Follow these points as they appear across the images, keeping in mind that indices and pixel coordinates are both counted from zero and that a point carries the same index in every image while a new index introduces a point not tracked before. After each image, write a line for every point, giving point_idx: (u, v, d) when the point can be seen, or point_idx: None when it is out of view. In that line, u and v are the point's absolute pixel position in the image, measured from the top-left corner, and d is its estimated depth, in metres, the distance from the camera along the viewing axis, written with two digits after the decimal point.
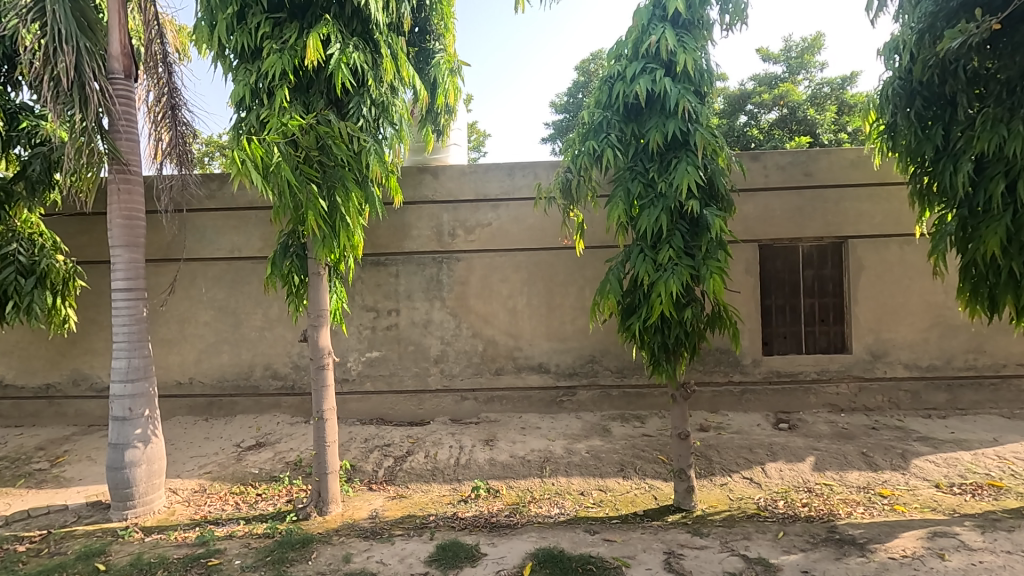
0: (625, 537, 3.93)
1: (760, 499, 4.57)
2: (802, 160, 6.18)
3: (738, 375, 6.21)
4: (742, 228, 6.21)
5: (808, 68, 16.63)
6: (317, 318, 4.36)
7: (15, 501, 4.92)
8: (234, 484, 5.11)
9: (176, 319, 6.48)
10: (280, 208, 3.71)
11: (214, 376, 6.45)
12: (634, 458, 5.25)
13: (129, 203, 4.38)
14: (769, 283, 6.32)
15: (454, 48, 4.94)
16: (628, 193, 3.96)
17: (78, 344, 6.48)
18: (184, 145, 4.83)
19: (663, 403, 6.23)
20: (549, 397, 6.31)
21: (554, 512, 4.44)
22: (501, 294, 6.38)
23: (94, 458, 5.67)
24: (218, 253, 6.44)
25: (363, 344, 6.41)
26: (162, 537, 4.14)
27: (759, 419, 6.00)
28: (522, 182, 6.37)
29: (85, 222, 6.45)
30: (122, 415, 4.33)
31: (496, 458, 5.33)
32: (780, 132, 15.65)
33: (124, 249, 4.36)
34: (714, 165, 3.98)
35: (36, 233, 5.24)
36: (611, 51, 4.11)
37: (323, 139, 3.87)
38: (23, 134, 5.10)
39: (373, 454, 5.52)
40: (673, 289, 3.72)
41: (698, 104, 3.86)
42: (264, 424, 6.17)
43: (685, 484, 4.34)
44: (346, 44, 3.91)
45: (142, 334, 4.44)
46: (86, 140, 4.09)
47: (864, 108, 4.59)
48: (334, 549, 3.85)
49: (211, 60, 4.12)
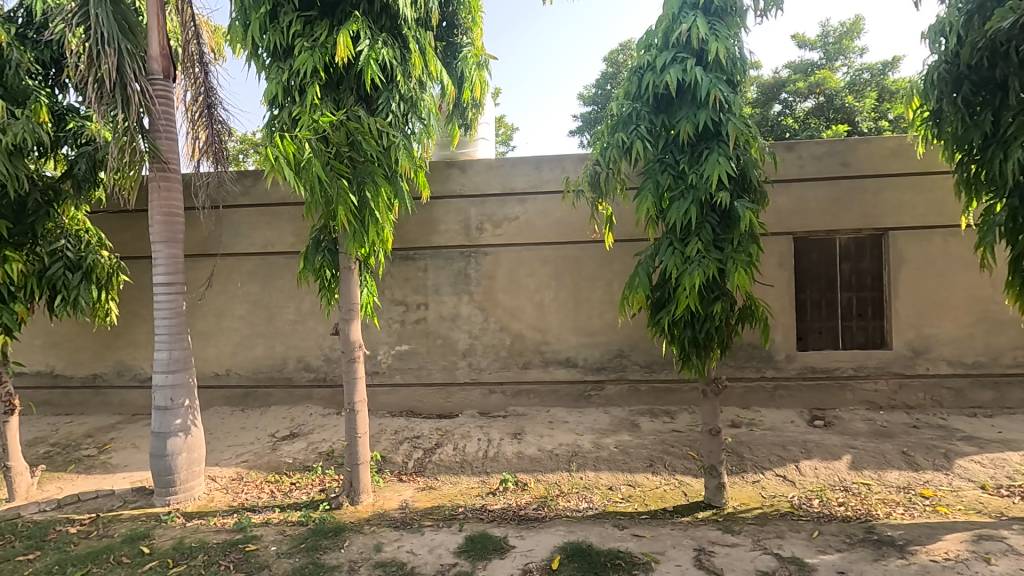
0: (654, 533, 3.90)
1: (794, 498, 4.47)
2: (838, 150, 5.97)
3: (770, 371, 6.08)
4: (775, 221, 6.06)
5: (846, 54, 16.03)
6: (348, 312, 4.43)
7: (66, 486, 5.18)
8: (270, 473, 5.26)
9: (212, 313, 6.68)
10: (312, 203, 3.78)
11: (250, 368, 6.63)
12: (663, 454, 5.20)
13: (168, 201, 4.52)
14: (803, 277, 6.16)
15: (481, 42, 4.94)
16: (657, 186, 3.91)
17: (121, 336, 6.74)
18: (219, 143, 4.98)
19: (692, 399, 6.14)
20: (577, 392, 6.29)
21: (583, 507, 4.43)
22: (528, 288, 6.37)
23: (137, 446, 5.90)
24: (252, 248, 6.60)
25: (392, 337, 6.51)
26: (202, 522, 4.29)
27: (792, 415, 5.86)
28: (550, 175, 6.33)
29: (127, 219, 6.70)
30: (164, 405, 4.49)
31: (524, 451, 5.35)
32: (817, 121, 15.10)
33: (164, 244, 4.50)
34: (746, 156, 3.89)
35: (82, 230, 5.37)
36: (640, 41, 4.04)
37: (352, 135, 3.92)
38: (70, 135, 5.13)
39: (403, 446, 5.60)
40: (699, 283, 3.65)
41: (730, 93, 3.77)
42: (297, 416, 6.32)
43: (716, 480, 4.28)
44: (375, 40, 3.95)
45: (181, 327, 4.59)
46: (128, 139, 4.24)
47: (907, 94, 4.39)
48: (365, 538, 3.92)
49: (245, 59, 4.21)
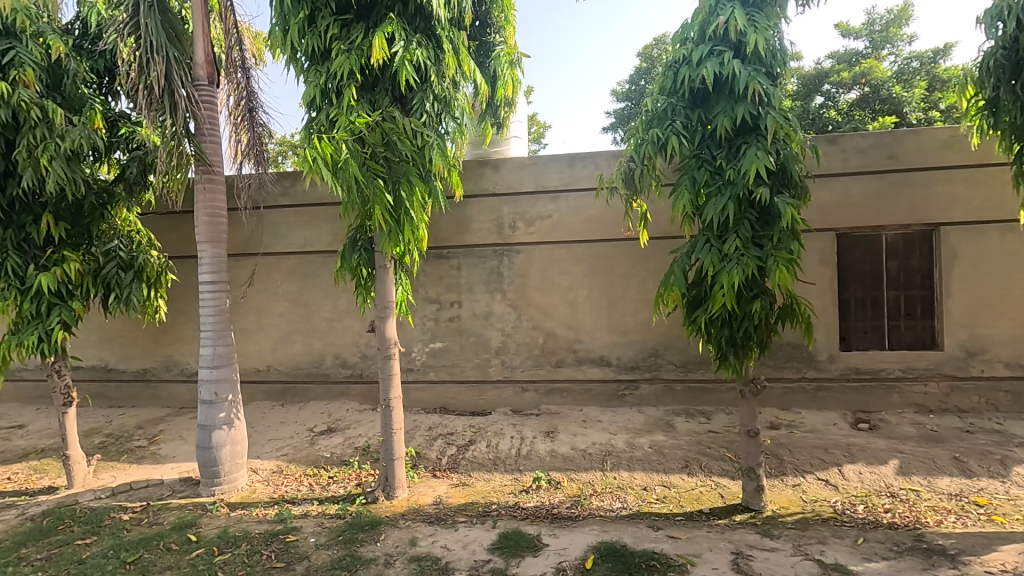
0: (690, 535, 3.84)
1: (837, 503, 4.32)
2: (885, 142, 5.73)
3: (812, 371, 5.90)
4: (817, 216, 5.87)
5: (893, 42, 15.38)
6: (384, 310, 4.51)
7: (119, 475, 5.44)
8: (309, 466, 5.41)
9: (254, 311, 6.89)
10: (348, 203, 3.85)
11: (289, 364, 6.82)
12: (699, 454, 5.11)
13: (212, 202, 4.68)
14: (847, 275, 5.95)
15: (514, 40, 4.94)
16: (694, 182, 3.85)
17: (169, 333, 7.03)
18: (261, 145, 5.14)
19: (729, 399, 6.01)
20: (610, 391, 6.24)
21: (617, 507, 4.39)
22: (561, 286, 6.35)
23: (184, 438, 6.14)
24: (291, 247, 6.79)
25: (426, 335, 6.59)
26: (245, 513, 4.44)
27: (835, 418, 5.67)
28: (583, 172, 6.28)
29: (174, 220, 6.98)
30: (209, 399, 4.66)
31: (557, 450, 5.34)
32: (862, 112, 14.53)
33: (209, 244, 4.67)
34: (787, 150, 3.77)
35: (133, 231, 5.58)
36: (676, 34, 3.97)
37: (388, 135, 3.97)
38: (122, 140, 5.38)
39: (437, 442, 5.67)
40: (737, 281, 3.57)
41: (769, 86, 3.67)
42: (335, 411, 6.47)
43: (754, 483, 4.18)
44: (409, 41, 4.00)
45: (225, 323, 4.75)
46: (175, 143, 4.41)
47: (961, 83, 4.17)
48: (400, 533, 3.99)
49: (284, 63, 4.32)
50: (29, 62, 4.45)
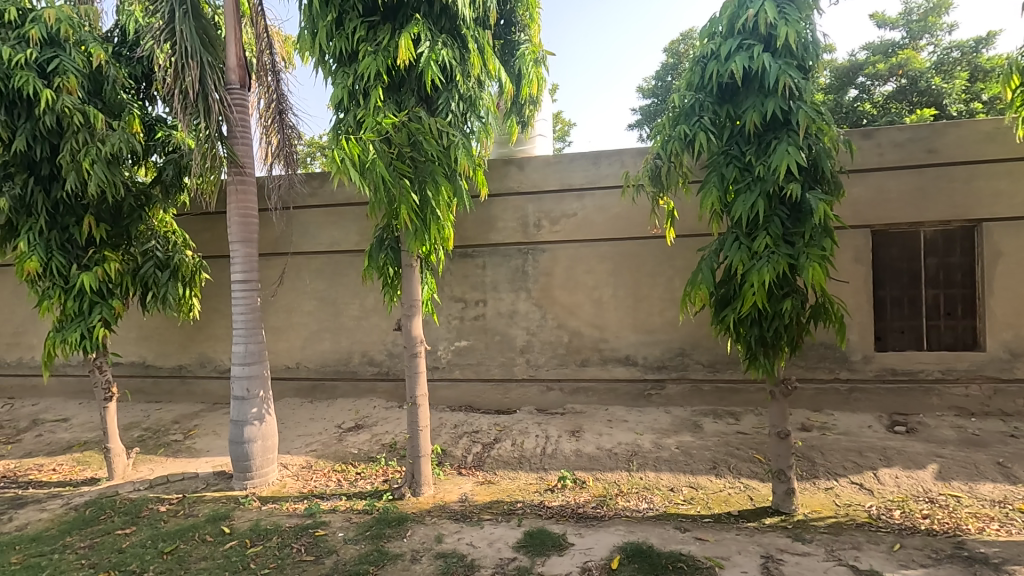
0: (718, 537, 3.78)
1: (872, 508, 4.20)
2: (924, 135, 5.54)
3: (845, 372, 5.74)
4: (850, 213, 5.71)
5: (932, 32, 14.84)
6: (410, 308, 4.55)
7: (157, 467, 5.62)
8: (337, 462, 5.50)
9: (284, 309, 7.04)
10: (375, 203, 3.89)
11: (317, 361, 6.94)
12: (727, 456, 5.02)
13: (244, 203, 4.80)
14: (882, 273, 5.77)
15: (539, 38, 4.94)
16: (722, 179, 3.78)
17: (203, 330, 7.23)
18: (290, 146, 5.27)
19: (759, 400, 5.89)
20: (636, 390, 6.19)
21: (643, 507, 4.35)
22: (586, 285, 6.32)
23: (218, 433, 6.31)
24: (319, 246, 6.91)
25: (452, 333, 6.63)
26: (275, 507, 4.54)
27: (869, 420, 5.51)
28: (608, 170, 6.23)
29: (208, 221, 7.17)
30: (241, 395, 4.78)
31: (583, 449, 5.31)
32: (898, 105, 14.07)
33: (241, 244, 4.78)
34: (819, 145, 3.68)
35: (169, 231, 5.76)
36: (703, 29, 3.90)
37: (414, 136, 4.01)
38: (159, 143, 5.55)
39: (462, 440, 5.70)
40: (767, 279, 3.49)
41: (801, 80, 3.58)
42: (362, 408, 6.57)
43: (784, 485, 4.09)
44: (435, 42, 4.03)
45: (256, 321, 4.86)
46: (209, 146, 4.53)
47: (1005, 72, 3.97)
48: (426, 529, 4.03)
49: (313, 66, 4.39)
50: (72, 69, 4.63)
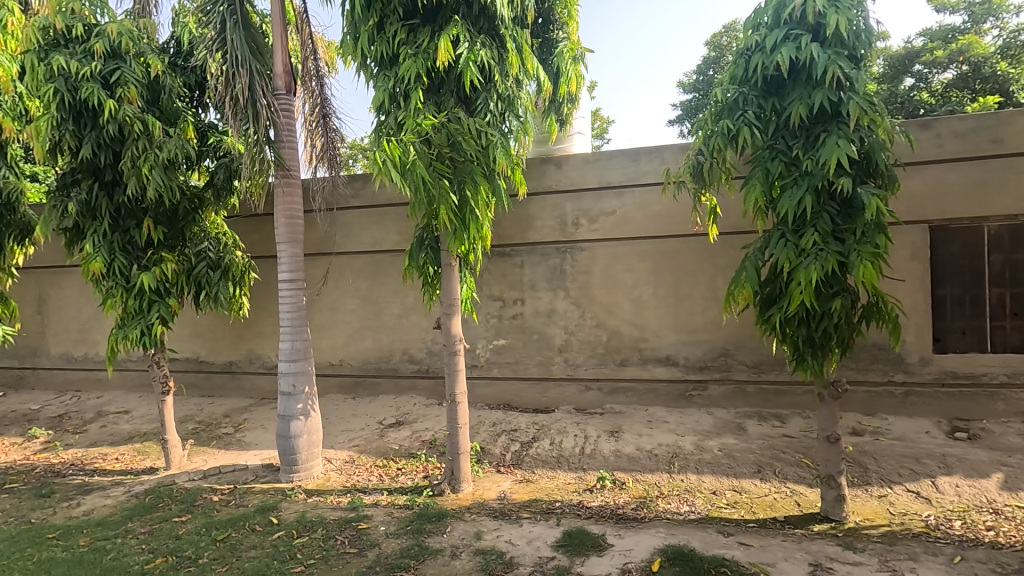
0: (763, 543, 3.67)
1: (929, 517, 4.00)
2: (988, 124, 5.22)
3: (900, 375, 5.49)
4: (906, 208, 5.44)
5: (997, 14, 13.96)
6: (449, 307, 4.60)
7: (210, 459, 5.88)
8: (378, 457, 5.61)
9: (328, 307, 7.24)
10: (416, 203, 3.95)
11: (360, 359, 7.11)
12: (773, 460, 4.88)
13: (290, 205, 4.96)
14: (941, 271, 5.48)
15: (577, 36, 4.91)
16: (767, 174, 3.66)
17: (252, 328, 7.51)
18: (333, 150, 5.34)
19: (806, 403, 5.69)
20: (677, 391, 6.08)
21: (684, 510, 4.28)
22: (626, 284, 6.25)
23: (266, 426, 6.55)
24: (361, 246, 7.07)
25: (490, 332, 6.67)
26: (320, 499, 4.68)
27: (927, 425, 5.24)
28: (649, 167, 6.13)
29: (256, 222, 7.45)
30: (288, 390, 4.95)
31: (622, 450, 5.26)
32: (959, 93, 13.32)
33: (287, 244, 4.95)
34: (872, 137, 3.52)
35: (220, 233, 6.02)
36: (748, 20, 3.79)
37: (453, 136, 4.05)
38: (211, 148, 5.78)
39: (501, 438, 5.73)
40: (815, 277, 3.37)
41: (852, 70, 3.44)
42: (402, 405, 6.68)
43: (834, 492, 3.94)
44: (473, 43, 4.06)
45: (302, 319, 5.02)
46: (257, 150, 4.67)
47: None
48: (466, 526, 4.07)
49: (355, 70, 4.49)
50: (132, 80, 4.88)
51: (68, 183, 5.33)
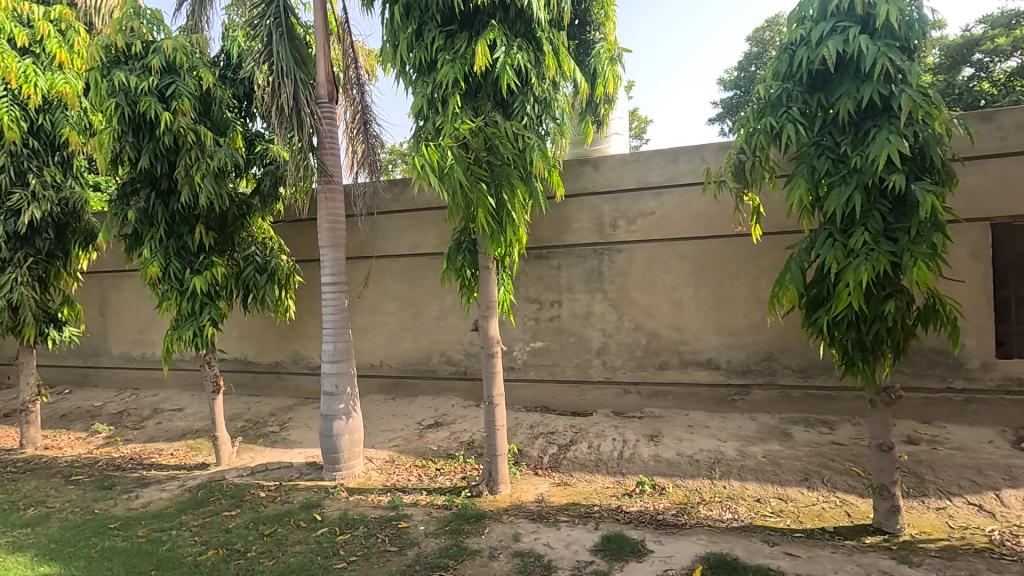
0: (811, 554, 3.54)
1: (993, 532, 3.77)
2: None
3: (959, 381, 5.20)
4: (965, 205, 5.16)
5: None
6: (487, 310, 4.64)
7: (258, 456, 6.09)
8: (418, 458, 5.70)
9: (368, 310, 7.40)
10: (453, 207, 4.00)
11: (399, 360, 7.24)
12: (820, 468, 4.70)
13: (333, 210, 5.10)
14: (1006, 271, 5.17)
15: (614, 36, 4.88)
16: (813, 171, 3.54)
17: (296, 329, 7.75)
18: (374, 155, 5.55)
19: (857, 409, 5.46)
20: (719, 395, 5.93)
21: (727, 518, 4.17)
22: (665, 286, 6.15)
23: (309, 425, 6.74)
24: (401, 250, 7.20)
25: (527, 334, 6.68)
26: (361, 498, 4.78)
27: (990, 434, 4.95)
28: (688, 167, 6.02)
29: (301, 227, 7.69)
30: (330, 391, 5.08)
31: (662, 454, 5.17)
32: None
33: (330, 248, 5.08)
34: (927, 131, 3.35)
35: (267, 237, 6.24)
36: (792, 13, 3.67)
37: (490, 140, 4.09)
38: (258, 157, 6.01)
39: (538, 440, 5.73)
40: (865, 279, 3.23)
41: (903, 62, 3.29)
42: (441, 406, 6.77)
43: (888, 503, 3.77)
44: (510, 46, 4.08)
45: (344, 321, 5.14)
46: (301, 157, 4.85)
47: None
48: (503, 527, 4.09)
49: (394, 77, 4.59)
50: (186, 93, 5.13)
51: (127, 191, 5.62)
